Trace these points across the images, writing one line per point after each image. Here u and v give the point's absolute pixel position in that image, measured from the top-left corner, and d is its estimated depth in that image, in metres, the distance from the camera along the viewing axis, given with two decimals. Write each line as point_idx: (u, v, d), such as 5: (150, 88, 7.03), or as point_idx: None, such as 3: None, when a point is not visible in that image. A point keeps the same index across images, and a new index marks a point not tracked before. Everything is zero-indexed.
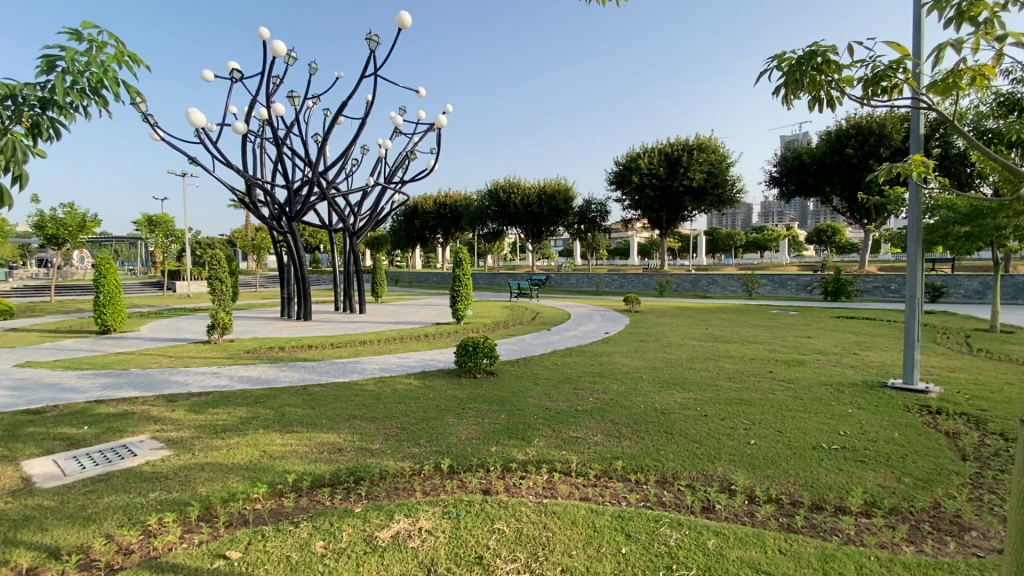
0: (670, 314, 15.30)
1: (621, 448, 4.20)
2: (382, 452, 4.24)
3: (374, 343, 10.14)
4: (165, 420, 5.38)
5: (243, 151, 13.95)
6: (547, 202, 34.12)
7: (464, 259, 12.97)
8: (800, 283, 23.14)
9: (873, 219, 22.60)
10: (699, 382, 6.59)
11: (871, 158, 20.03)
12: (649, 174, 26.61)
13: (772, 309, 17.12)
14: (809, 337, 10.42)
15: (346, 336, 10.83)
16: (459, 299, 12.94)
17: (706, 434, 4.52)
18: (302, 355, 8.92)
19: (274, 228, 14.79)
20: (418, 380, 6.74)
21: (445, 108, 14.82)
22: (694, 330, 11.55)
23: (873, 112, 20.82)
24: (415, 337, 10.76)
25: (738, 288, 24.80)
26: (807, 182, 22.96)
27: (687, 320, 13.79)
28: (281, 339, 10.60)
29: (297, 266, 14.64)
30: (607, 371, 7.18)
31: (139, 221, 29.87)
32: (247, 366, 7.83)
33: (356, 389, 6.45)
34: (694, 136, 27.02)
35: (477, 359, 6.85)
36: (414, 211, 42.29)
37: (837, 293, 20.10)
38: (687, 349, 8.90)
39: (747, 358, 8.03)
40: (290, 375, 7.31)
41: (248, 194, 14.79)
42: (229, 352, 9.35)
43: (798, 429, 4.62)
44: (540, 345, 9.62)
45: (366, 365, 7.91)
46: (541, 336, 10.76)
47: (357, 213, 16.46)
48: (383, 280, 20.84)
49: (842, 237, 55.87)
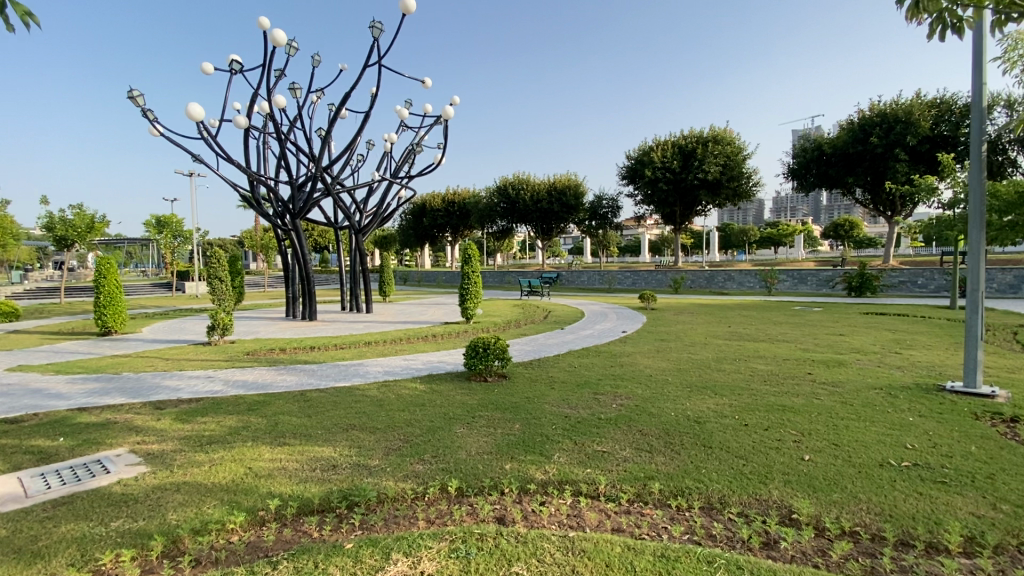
0: (689, 311, 14.68)
1: (654, 465, 3.65)
2: (382, 470, 3.73)
3: (380, 343, 9.67)
4: (148, 431, 4.91)
5: (246, 146, 13.57)
6: (558, 197, 33.52)
7: (474, 256, 12.49)
8: (821, 278, 22.35)
9: (897, 212, 21.72)
10: (732, 385, 5.99)
11: (897, 148, 19.18)
12: (663, 168, 25.85)
13: (795, 305, 16.44)
14: (842, 334, 9.77)
15: (350, 337, 10.36)
16: (469, 297, 12.46)
17: (752, 449, 3.96)
18: (303, 358, 8.44)
19: (279, 225, 14.41)
20: (425, 384, 6.24)
21: (453, 100, 14.31)
22: (717, 327, 10.92)
23: (899, 99, 19.94)
24: (422, 338, 10.26)
25: (756, 284, 24.03)
26: (828, 174, 22.15)
27: (707, 317, 13.15)
28: (283, 340, 10.15)
29: (301, 264, 14.19)
30: (630, 373, 6.61)
31: (149, 219, 29.44)
32: (244, 370, 7.38)
33: (358, 394, 5.95)
34: (709, 128, 26.24)
35: (488, 361, 6.35)
36: (423, 209, 41.88)
37: (861, 288, 19.32)
38: (713, 348, 8.30)
39: (781, 358, 7.41)
40: (289, 378, 6.84)
41: (251, 190, 14.40)
42: (228, 354, 8.93)
43: (857, 442, 4.05)
44: (557, 345, 9.04)
45: (370, 367, 7.41)
46: (557, 335, 10.15)
47: (363, 209, 16.03)
48: (391, 278, 20.38)
49: (859, 231, 54.50)
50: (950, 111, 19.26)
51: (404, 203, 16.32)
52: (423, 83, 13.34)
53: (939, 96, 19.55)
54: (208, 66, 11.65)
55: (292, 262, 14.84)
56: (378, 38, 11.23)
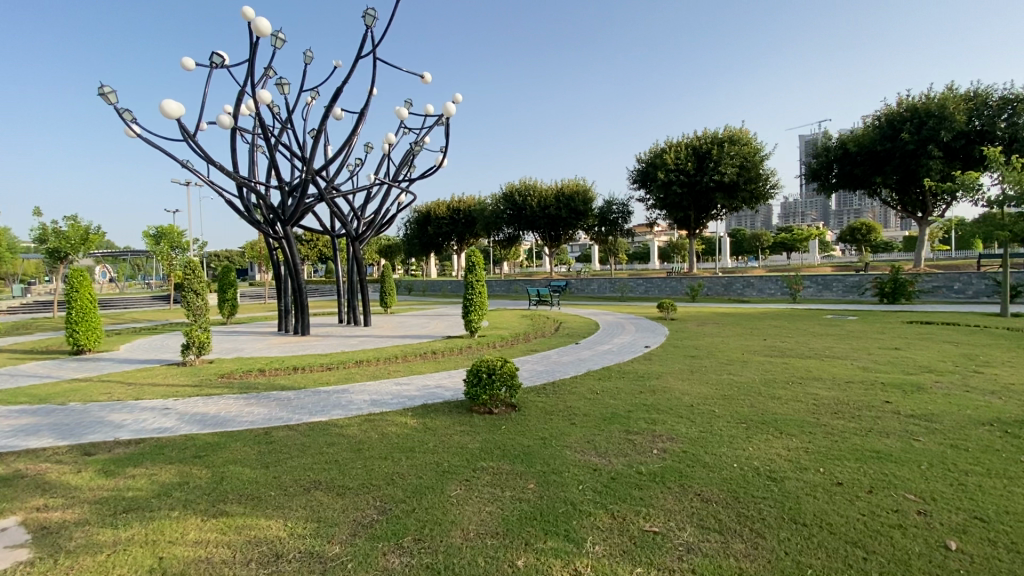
0: (714, 321, 13.48)
1: (735, 561, 2.54)
2: (343, 567, 2.61)
3: (373, 363, 8.57)
4: (57, 491, 3.81)
5: (233, 149, 12.60)
6: (566, 203, 32.47)
7: (478, 264, 11.42)
8: (848, 284, 21.00)
9: (928, 212, 20.42)
10: (796, 419, 4.82)
11: (930, 144, 17.98)
12: (677, 170, 24.71)
13: (826, 314, 15.17)
14: (898, 348, 8.55)
15: (341, 355, 9.26)
16: (473, 310, 11.35)
17: (865, 528, 2.83)
18: (282, 382, 7.35)
19: (269, 234, 13.42)
20: (416, 420, 5.10)
21: (456, 97, 13.30)
22: (750, 340, 9.73)
23: (930, 92, 18.73)
24: (420, 355, 9.14)
25: (777, 290, 22.76)
26: (853, 173, 20.88)
27: (735, 328, 11.94)
28: (266, 359, 9.08)
29: (292, 275, 13.17)
30: (665, 403, 5.44)
31: (147, 232, 28.83)
32: (207, 399, 6.28)
33: (334, 434, 4.84)
34: (725, 128, 25.10)
35: (493, 390, 5.23)
36: (428, 217, 41.00)
37: (895, 295, 18.04)
38: (757, 368, 7.10)
39: (843, 381, 6.21)
40: (257, 411, 5.74)
41: (240, 197, 13.44)
42: (199, 378, 7.87)
43: (1011, 518, 2.89)
44: (573, 365, 7.88)
45: (355, 395, 6.28)
46: (572, 352, 9.00)
47: (360, 216, 14.99)
48: (392, 288, 19.38)
49: (877, 235, 52.80)
50: (987, 104, 18.02)
51: (404, 209, 15.27)
52: (423, 78, 12.34)
53: (974, 88, 18.33)
54: (189, 61, 10.73)
55: (284, 273, 13.81)
56: (372, 26, 10.25)
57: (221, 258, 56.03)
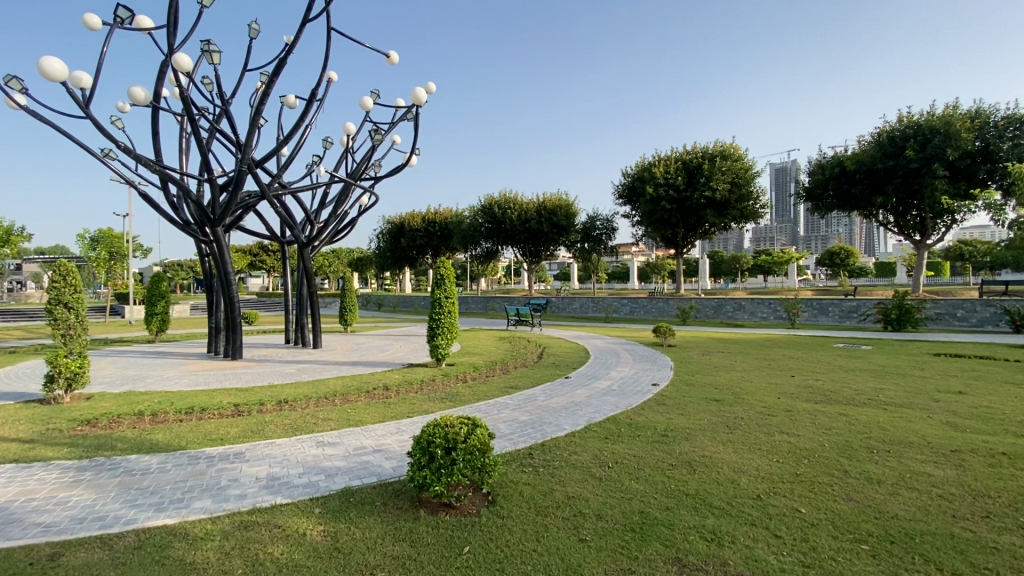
0: (718, 350, 11.79)
1: None
2: None
3: (302, 405, 6.48)
4: None
5: (154, 135, 10.44)
6: (548, 217, 30.93)
7: (447, 278, 9.48)
8: (845, 309, 19.79)
9: (927, 235, 19.50)
10: (944, 534, 2.98)
11: (935, 163, 16.96)
12: (666, 185, 23.33)
13: (836, 342, 13.70)
14: (964, 393, 6.91)
15: (264, 391, 7.13)
16: (440, 333, 9.36)
17: None
18: (157, 437, 5.17)
19: (198, 237, 11.17)
20: (324, 531, 3.08)
21: (428, 84, 11.35)
22: (777, 378, 7.93)
23: (932, 109, 17.88)
24: (367, 394, 7.06)
25: (770, 314, 21.38)
26: (851, 193, 19.76)
27: (747, 359, 10.24)
28: (160, 396, 6.89)
29: (224, 287, 10.95)
30: (719, 495, 3.55)
31: (79, 233, 25.11)
32: (17, 475, 4.11)
33: (172, 562, 2.78)
34: (714, 143, 23.98)
35: (449, 476, 3.24)
36: (402, 229, 38.85)
37: (901, 322, 16.68)
38: (814, 425, 5.30)
39: (947, 450, 4.45)
40: (78, 502, 3.61)
41: (166, 192, 11.21)
42: (48, 429, 5.63)
43: None
44: (568, 412, 5.94)
45: (248, 467, 4.20)
46: (563, 391, 7.06)
47: (313, 219, 12.88)
48: (353, 303, 17.23)
49: (854, 260, 53.19)
50: (991, 122, 17.19)
51: (365, 212, 13.24)
52: (388, 58, 10.42)
53: (977, 106, 17.48)
54: (95, 20, 8.66)
55: (214, 284, 11.47)
56: None
57: (177, 267, 52.21)
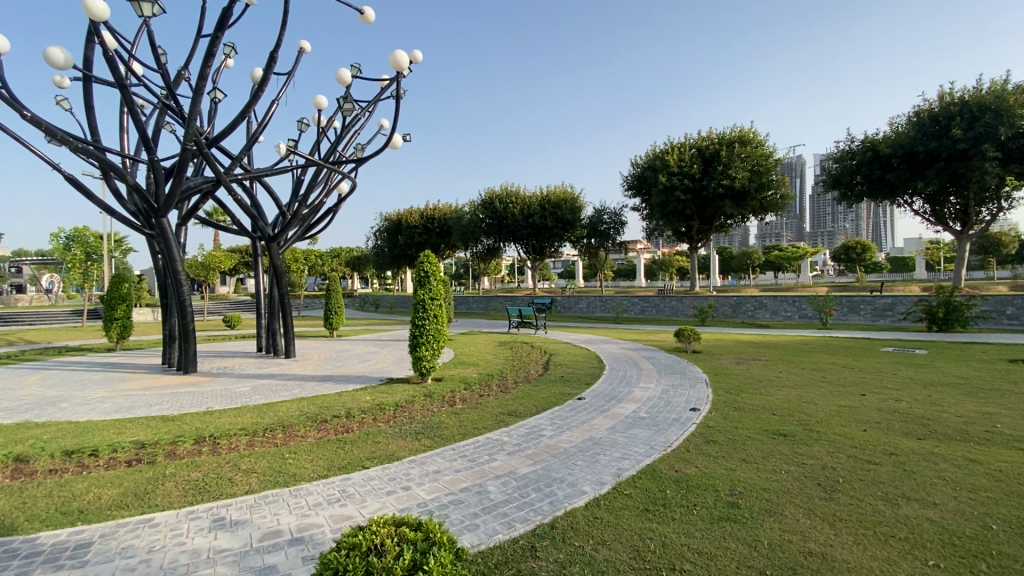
0: (755, 357, 10.11)
1: None
2: None
3: (230, 446, 4.85)
4: None
5: (89, 112, 8.85)
6: (552, 211, 29.27)
7: (434, 276, 7.86)
8: (879, 307, 18.06)
9: (970, 225, 17.78)
10: None
11: (985, 143, 15.22)
12: (680, 174, 21.60)
13: (884, 346, 11.99)
14: None
15: (191, 426, 5.50)
16: (424, 343, 7.73)
17: None
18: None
19: (145, 231, 9.57)
20: None
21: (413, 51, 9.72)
22: (847, 399, 6.25)
23: (977, 85, 16.15)
24: (323, 427, 5.44)
25: (793, 314, 19.66)
26: (885, 179, 18.04)
27: (794, 370, 8.55)
28: (52, 433, 5.27)
29: (174, 289, 9.35)
30: None
31: (53, 232, 23.56)
32: None
33: None
34: (732, 128, 22.25)
35: None
36: (399, 226, 37.23)
37: (949, 322, 14.94)
38: (951, 485, 3.61)
39: None
40: None
41: (109, 181, 9.62)
42: None
43: None
44: (587, 457, 4.29)
45: None
46: (577, 421, 5.40)
47: (285, 211, 11.27)
48: (339, 306, 15.65)
49: (872, 256, 51.14)
50: None
51: (344, 201, 11.64)
52: (364, 16, 8.79)
53: None
54: None
55: (165, 285, 9.85)
56: None
57: None
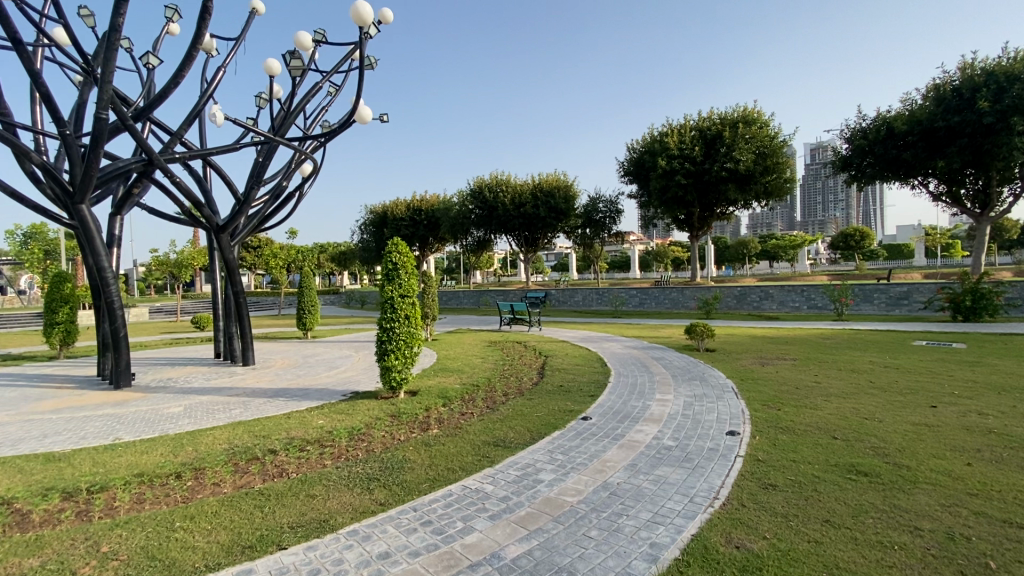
0: (779, 356, 8.85)
1: None
2: None
3: (105, 508, 3.50)
4: None
5: None
6: (545, 199, 27.91)
7: (404, 268, 6.50)
8: (894, 296, 16.96)
9: (990, 208, 16.72)
10: None
11: (1014, 116, 14.02)
12: (681, 157, 20.34)
13: (916, 339, 10.82)
14: None
15: (71, 472, 4.15)
16: (394, 352, 6.38)
17: None
18: None
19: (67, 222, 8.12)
20: None
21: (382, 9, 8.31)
22: (920, 415, 4.97)
23: (1004, 54, 14.94)
24: (247, 470, 4.11)
25: (801, 304, 18.52)
26: (901, 158, 16.86)
27: (831, 372, 7.32)
28: None
29: (102, 290, 7.91)
30: None
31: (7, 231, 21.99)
32: None
33: None
34: (735, 107, 20.95)
35: None
36: (385, 219, 35.70)
37: (976, 310, 13.77)
38: None
39: None
40: None
41: (22, 163, 8.13)
42: None
43: None
44: (605, 523, 2.98)
45: None
46: (584, 456, 4.09)
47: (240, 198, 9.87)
48: (313, 304, 14.25)
49: (870, 242, 50.32)
50: None
51: (308, 187, 10.26)
52: None
53: None
54: None
55: (94, 285, 8.39)
56: None
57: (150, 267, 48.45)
